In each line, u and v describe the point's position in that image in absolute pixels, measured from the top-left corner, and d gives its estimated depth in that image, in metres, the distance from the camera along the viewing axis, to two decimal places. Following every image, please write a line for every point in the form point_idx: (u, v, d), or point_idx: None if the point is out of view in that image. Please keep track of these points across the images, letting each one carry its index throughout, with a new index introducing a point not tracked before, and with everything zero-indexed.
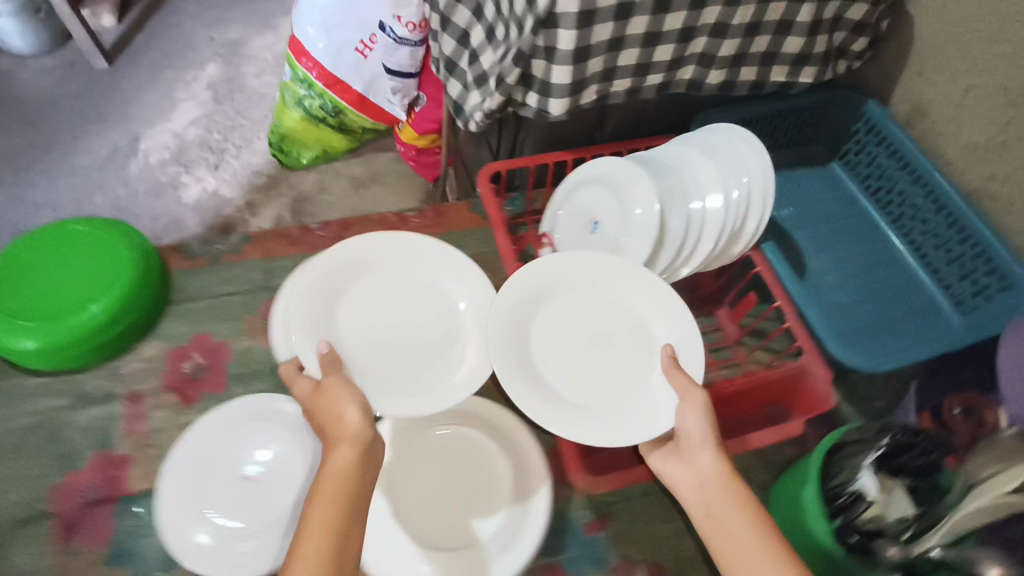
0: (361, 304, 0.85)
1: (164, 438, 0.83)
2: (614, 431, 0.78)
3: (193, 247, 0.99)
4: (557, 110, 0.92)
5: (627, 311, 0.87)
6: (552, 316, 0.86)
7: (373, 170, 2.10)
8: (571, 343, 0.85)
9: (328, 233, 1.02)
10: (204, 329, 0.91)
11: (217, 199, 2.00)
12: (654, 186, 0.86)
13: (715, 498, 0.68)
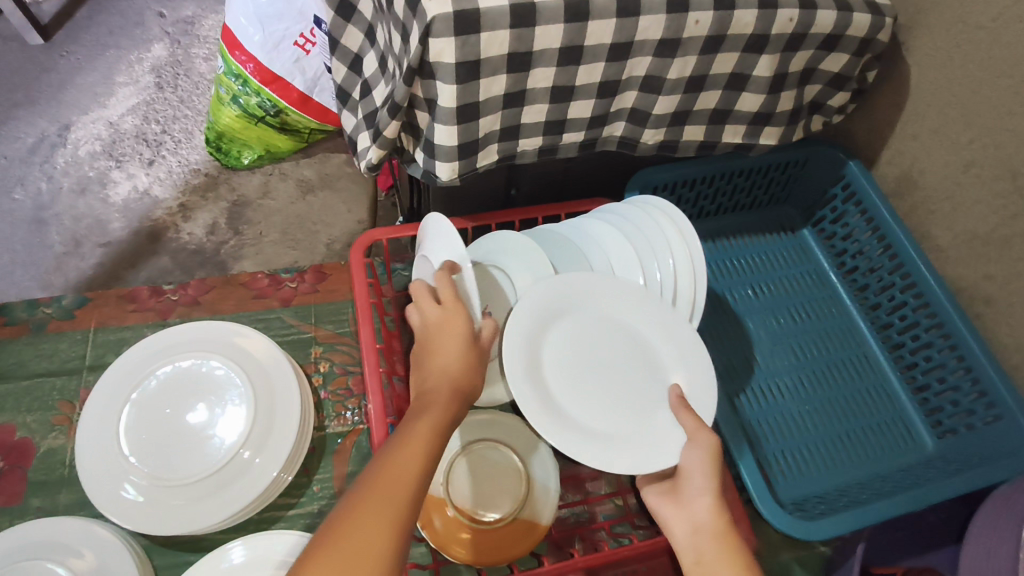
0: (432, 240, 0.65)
1: None
2: (616, 465, 0.60)
3: (18, 310, 0.84)
4: (446, 175, 0.72)
5: (638, 334, 0.68)
6: (576, 333, 0.66)
7: (324, 171, 1.57)
8: (581, 357, 0.66)
9: (183, 296, 0.87)
10: (12, 419, 0.76)
11: (147, 201, 1.51)
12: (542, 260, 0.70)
13: (705, 562, 0.53)
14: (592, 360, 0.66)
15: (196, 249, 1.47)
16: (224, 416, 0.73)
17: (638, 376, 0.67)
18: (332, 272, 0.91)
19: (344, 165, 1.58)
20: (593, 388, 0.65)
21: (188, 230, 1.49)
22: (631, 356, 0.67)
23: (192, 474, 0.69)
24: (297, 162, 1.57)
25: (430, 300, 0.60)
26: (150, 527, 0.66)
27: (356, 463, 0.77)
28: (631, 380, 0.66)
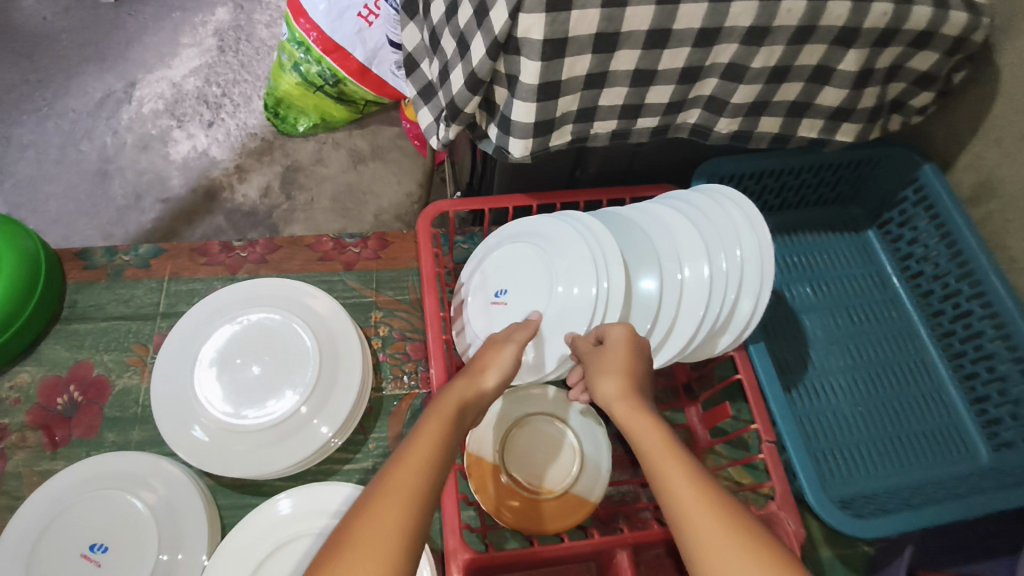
0: (497, 267, 0.80)
1: (19, 484, 0.73)
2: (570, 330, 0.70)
3: (96, 256, 0.88)
4: (519, 152, 0.73)
5: (512, 292, 0.78)
6: (506, 279, 0.79)
7: (376, 142, 1.61)
8: (514, 281, 0.78)
9: (252, 253, 0.90)
10: (89, 358, 0.81)
11: (205, 161, 1.56)
12: (506, 275, 0.79)
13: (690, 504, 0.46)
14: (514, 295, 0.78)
15: (250, 211, 1.52)
16: (289, 368, 0.75)
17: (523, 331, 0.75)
18: (395, 240, 0.92)
19: (396, 138, 1.60)
20: (522, 297, 0.77)
21: (243, 191, 1.54)
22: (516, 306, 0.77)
23: (257, 421, 0.72)
24: (350, 132, 1.60)
25: (510, 347, 0.67)
26: (221, 469, 0.69)
27: (409, 425, 0.80)
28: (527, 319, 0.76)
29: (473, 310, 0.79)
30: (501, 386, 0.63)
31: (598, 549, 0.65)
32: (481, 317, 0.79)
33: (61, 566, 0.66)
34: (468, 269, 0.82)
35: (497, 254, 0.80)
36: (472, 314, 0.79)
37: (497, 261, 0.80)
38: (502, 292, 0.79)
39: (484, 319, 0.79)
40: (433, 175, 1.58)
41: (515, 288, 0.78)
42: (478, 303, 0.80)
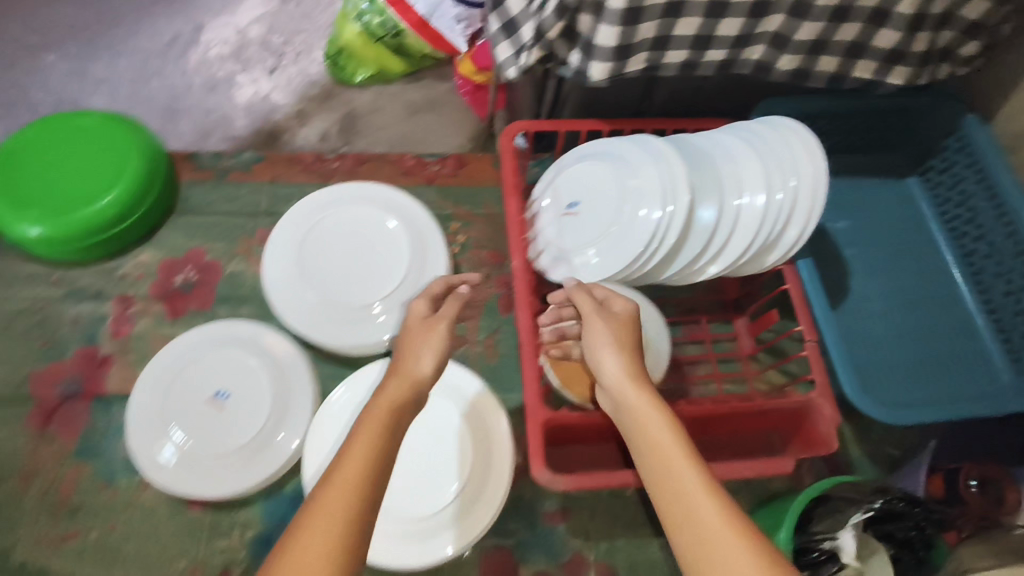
0: (572, 181, 0.89)
1: (145, 345, 0.84)
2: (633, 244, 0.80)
3: (205, 158, 0.97)
4: (599, 76, 0.82)
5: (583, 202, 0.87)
6: (578, 190, 0.88)
7: (430, 97, 1.60)
8: (586, 193, 0.87)
9: (343, 165, 0.99)
10: (201, 245, 0.91)
11: (266, 103, 1.56)
12: (580, 187, 0.88)
13: (696, 516, 0.46)
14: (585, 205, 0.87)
15: None
16: (380, 260, 0.85)
17: (591, 240, 0.85)
18: (472, 161, 1.01)
19: None
20: (592, 208, 0.86)
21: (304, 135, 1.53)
22: (585, 214, 0.87)
23: (354, 301, 0.82)
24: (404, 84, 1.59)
25: (443, 327, 0.60)
26: (323, 341, 0.81)
27: (485, 319, 0.90)
28: (595, 230, 0.85)
29: (548, 221, 0.89)
30: (439, 368, 0.57)
31: None
32: (554, 224, 0.89)
33: (188, 409, 0.77)
34: (543, 184, 0.91)
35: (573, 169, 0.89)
36: (545, 220, 0.89)
37: (572, 175, 0.89)
38: (575, 202, 0.88)
39: (557, 225, 0.89)
40: None
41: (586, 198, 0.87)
42: (551, 211, 0.89)
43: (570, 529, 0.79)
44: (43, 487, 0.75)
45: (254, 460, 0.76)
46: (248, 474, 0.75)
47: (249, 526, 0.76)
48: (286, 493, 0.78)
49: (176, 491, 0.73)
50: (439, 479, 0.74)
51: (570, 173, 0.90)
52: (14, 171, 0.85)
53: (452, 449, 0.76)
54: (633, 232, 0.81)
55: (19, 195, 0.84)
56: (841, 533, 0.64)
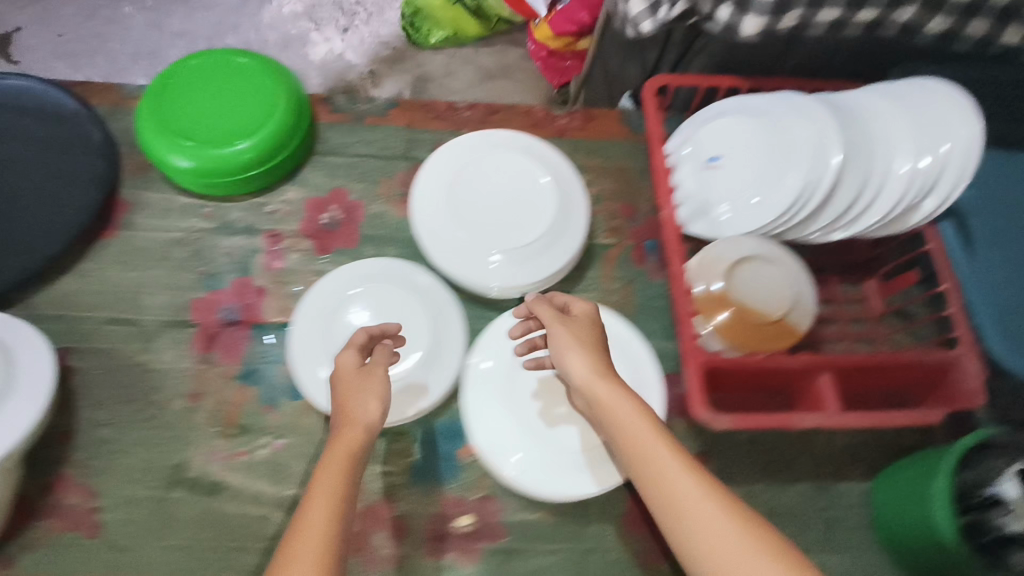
0: (714, 134, 0.90)
1: (297, 279, 0.86)
2: (777, 200, 0.83)
3: (341, 102, 0.98)
4: (750, 31, 0.79)
5: (725, 156, 0.89)
6: (720, 144, 0.90)
7: (502, 62, 1.68)
8: (729, 148, 0.89)
9: (474, 115, 1.00)
10: (342, 185, 0.93)
11: (340, 64, 1.67)
12: (723, 140, 0.90)
13: (691, 502, 0.54)
14: (728, 160, 0.89)
15: None
16: (526, 206, 0.86)
17: (733, 195, 0.88)
18: (600, 116, 1.02)
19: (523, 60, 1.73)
20: (735, 163, 0.88)
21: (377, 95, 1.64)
22: (728, 169, 0.89)
23: (504, 244, 0.84)
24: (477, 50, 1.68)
25: (379, 375, 0.66)
26: (472, 283, 0.85)
27: (620, 269, 0.92)
28: (739, 186, 0.88)
29: (686, 174, 0.91)
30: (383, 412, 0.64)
31: (804, 368, 0.79)
32: (694, 178, 0.90)
33: (344, 339, 0.79)
34: (681, 138, 0.93)
35: (717, 121, 0.90)
36: (684, 172, 0.91)
37: (715, 128, 0.91)
38: (717, 155, 0.89)
39: (697, 178, 0.90)
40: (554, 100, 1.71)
41: (729, 152, 0.89)
42: (690, 162, 0.91)
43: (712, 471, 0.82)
44: (211, 408, 0.78)
45: (407, 395, 0.78)
46: (402, 407, 0.78)
47: (406, 453, 0.79)
48: (437, 424, 0.80)
49: (338, 416, 0.76)
50: (594, 419, 0.77)
51: (713, 126, 0.91)
52: (167, 103, 0.87)
53: None
54: (778, 189, 0.83)
55: (173, 125, 0.86)
56: (999, 480, 0.66)
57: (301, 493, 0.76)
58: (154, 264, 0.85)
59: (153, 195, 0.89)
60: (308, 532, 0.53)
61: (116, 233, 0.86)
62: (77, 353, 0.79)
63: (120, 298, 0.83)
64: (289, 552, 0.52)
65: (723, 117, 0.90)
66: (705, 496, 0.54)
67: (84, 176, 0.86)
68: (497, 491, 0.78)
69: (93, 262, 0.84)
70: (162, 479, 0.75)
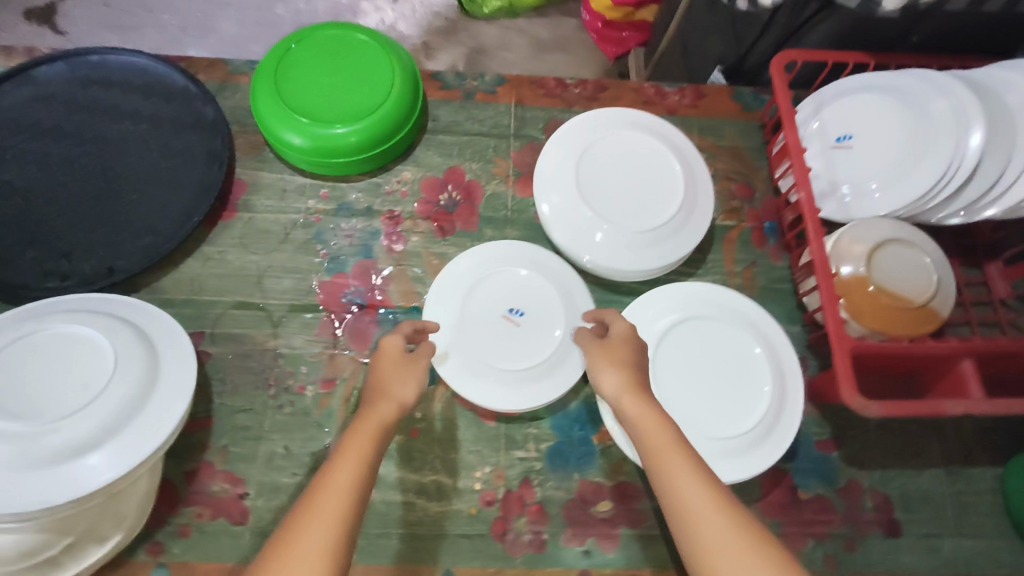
0: (845, 112, 0.88)
1: (419, 262, 0.84)
2: (915, 182, 0.80)
3: (448, 78, 0.96)
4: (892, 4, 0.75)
5: (856, 135, 0.86)
6: (852, 122, 0.87)
7: (556, 33, 1.69)
8: (861, 127, 0.86)
9: (584, 91, 0.97)
10: (457, 164, 0.91)
11: (393, 35, 1.63)
12: (855, 119, 0.87)
13: (695, 510, 0.53)
14: (859, 139, 0.86)
15: None
16: (656, 189, 0.84)
17: (864, 175, 0.85)
18: (710, 92, 0.99)
19: (578, 31, 1.70)
20: (868, 143, 0.86)
21: (431, 67, 1.63)
22: (859, 147, 0.86)
23: (634, 226, 0.81)
24: (532, 20, 1.69)
25: (422, 362, 0.69)
26: (596, 268, 0.83)
27: (741, 252, 0.91)
28: (871, 167, 0.85)
29: (813, 152, 0.88)
30: (416, 395, 0.66)
31: (945, 353, 0.76)
32: (823, 156, 0.88)
33: (481, 322, 0.78)
34: (806, 113, 0.90)
35: (849, 99, 0.88)
36: (813, 151, 0.88)
37: (846, 105, 0.88)
38: (848, 134, 0.87)
39: (825, 156, 0.88)
40: (610, 72, 1.69)
41: (861, 131, 0.86)
42: (818, 141, 0.88)
43: (844, 456, 0.82)
44: (345, 394, 0.77)
45: (538, 382, 0.77)
46: (537, 393, 0.76)
47: (541, 439, 0.79)
48: (570, 410, 0.80)
49: (474, 397, 0.75)
50: (736, 408, 0.75)
51: (844, 103, 0.88)
52: (283, 78, 0.84)
53: (745, 377, 0.77)
54: (916, 170, 0.81)
55: (288, 100, 0.83)
56: None
57: (442, 479, 0.76)
58: (276, 247, 0.84)
59: (268, 175, 0.87)
60: (321, 514, 0.51)
61: (237, 215, 0.85)
62: (209, 338, 0.79)
63: (245, 282, 0.82)
64: (300, 520, 0.51)
65: (855, 95, 0.87)
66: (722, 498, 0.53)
67: (202, 156, 0.85)
68: (635, 477, 0.78)
69: (217, 245, 0.83)
70: (301, 466, 0.74)
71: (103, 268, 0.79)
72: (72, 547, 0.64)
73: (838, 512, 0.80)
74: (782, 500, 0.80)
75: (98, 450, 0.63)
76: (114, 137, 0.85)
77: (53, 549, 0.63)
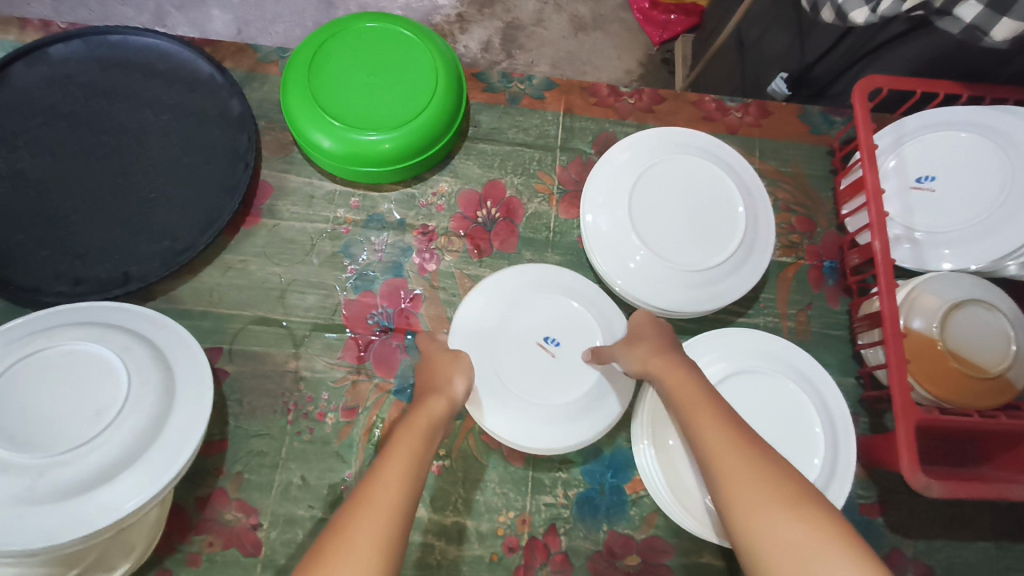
0: (931, 148, 0.80)
1: (452, 284, 0.79)
2: (1010, 239, 0.74)
3: (493, 79, 0.88)
4: (999, 36, 0.61)
5: (941, 175, 0.79)
6: (937, 161, 0.80)
7: (597, 10, 1.58)
8: (947, 168, 0.79)
9: (639, 102, 0.89)
10: (498, 177, 0.84)
11: (425, 4, 1.53)
12: (940, 158, 0.80)
13: (717, 457, 0.52)
14: (944, 181, 0.79)
15: (470, 63, 1.52)
16: (714, 222, 0.77)
17: (948, 221, 0.78)
18: (776, 111, 0.91)
19: (620, 10, 1.57)
20: (954, 187, 0.78)
21: (464, 42, 1.53)
22: (944, 190, 0.79)
23: (689, 263, 0.75)
24: None
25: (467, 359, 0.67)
26: (638, 304, 0.77)
27: (796, 292, 0.84)
28: (957, 213, 0.78)
29: (890, 192, 0.81)
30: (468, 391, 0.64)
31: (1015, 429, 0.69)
32: (901, 195, 0.80)
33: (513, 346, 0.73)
34: (885, 145, 0.82)
35: (936, 134, 0.80)
36: (891, 190, 0.81)
37: (932, 141, 0.80)
38: (932, 174, 0.80)
39: (903, 195, 0.80)
40: (652, 57, 1.58)
41: (946, 172, 0.79)
42: (898, 178, 0.81)
43: (890, 523, 0.77)
44: (366, 424, 0.73)
45: (578, 425, 0.71)
46: (572, 433, 0.70)
47: (571, 485, 0.74)
48: (603, 455, 0.75)
49: (493, 426, 0.69)
50: None
51: (930, 138, 0.80)
52: (317, 74, 0.77)
53: (796, 441, 0.71)
54: (1010, 225, 0.74)
55: (321, 99, 0.76)
56: None
57: (463, 520, 0.72)
58: (300, 260, 0.79)
59: (296, 179, 0.81)
60: (387, 484, 0.49)
61: (260, 221, 0.79)
62: (226, 354, 0.74)
63: (266, 295, 0.77)
64: (358, 505, 0.47)
65: (943, 131, 0.80)
66: (759, 451, 0.52)
67: (223, 155, 0.79)
68: (667, 533, 0.73)
69: (237, 253, 0.78)
70: (317, 498, 0.70)
71: (118, 274, 0.74)
72: None
73: None
74: None
75: (106, 484, 0.59)
76: (133, 129, 0.79)
77: None
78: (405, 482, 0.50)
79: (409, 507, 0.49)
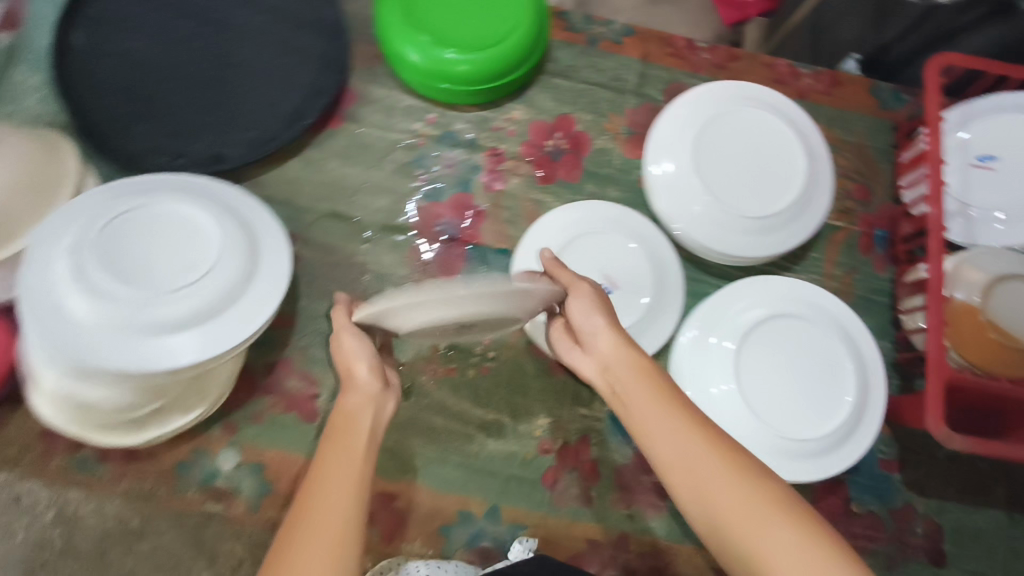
0: (998, 127, 0.81)
1: (515, 205, 0.84)
2: None
3: (576, 19, 0.91)
4: None
5: (1004, 155, 0.81)
6: (1002, 140, 0.81)
7: None
8: (1010, 148, 0.81)
9: (713, 58, 0.92)
10: (569, 112, 0.88)
11: None
12: (1004, 138, 0.81)
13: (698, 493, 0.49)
14: (1005, 161, 0.81)
15: None
16: (772, 174, 0.80)
17: (1005, 200, 0.81)
18: (846, 82, 0.93)
19: None
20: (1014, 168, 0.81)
21: None
22: (1004, 169, 0.81)
23: (744, 210, 0.78)
24: None
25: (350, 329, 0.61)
26: (694, 246, 0.81)
27: (843, 255, 0.87)
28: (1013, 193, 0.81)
29: (952, 166, 0.82)
30: (377, 369, 0.60)
31: None
32: (963, 171, 0.81)
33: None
34: (954, 122, 0.82)
35: (1006, 114, 0.81)
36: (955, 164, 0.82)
37: (1000, 120, 0.81)
38: (995, 153, 0.81)
39: (965, 171, 0.81)
40: None
41: (1007, 153, 0.81)
42: (962, 153, 0.82)
43: (905, 480, 0.80)
44: None
45: None
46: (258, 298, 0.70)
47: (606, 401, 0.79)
48: None
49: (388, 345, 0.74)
50: (814, 413, 0.73)
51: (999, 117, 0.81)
52: None
53: (829, 384, 0.74)
54: None
55: (417, 16, 0.80)
56: None
57: (502, 419, 0.77)
58: (377, 165, 0.84)
59: (381, 91, 0.86)
60: (319, 509, 0.47)
61: (345, 125, 0.85)
62: (302, 241, 0.81)
63: (343, 193, 0.82)
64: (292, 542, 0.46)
65: (1012, 112, 0.81)
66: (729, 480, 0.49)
67: (316, 59, 0.84)
68: None
69: (321, 151, 0.84)
70: None
71: (212, 155, 0.80)
72: (158, 411, 0.70)
73: (888, 534, 0.78)
74: (832, 509, 0.79)
75: (195, 330, 0.66)
76: (237, 25, 0.84)
77: (144, 408, 0.69)
78: (341, 500, 0.48)
79: (351, 527, 0.47)
